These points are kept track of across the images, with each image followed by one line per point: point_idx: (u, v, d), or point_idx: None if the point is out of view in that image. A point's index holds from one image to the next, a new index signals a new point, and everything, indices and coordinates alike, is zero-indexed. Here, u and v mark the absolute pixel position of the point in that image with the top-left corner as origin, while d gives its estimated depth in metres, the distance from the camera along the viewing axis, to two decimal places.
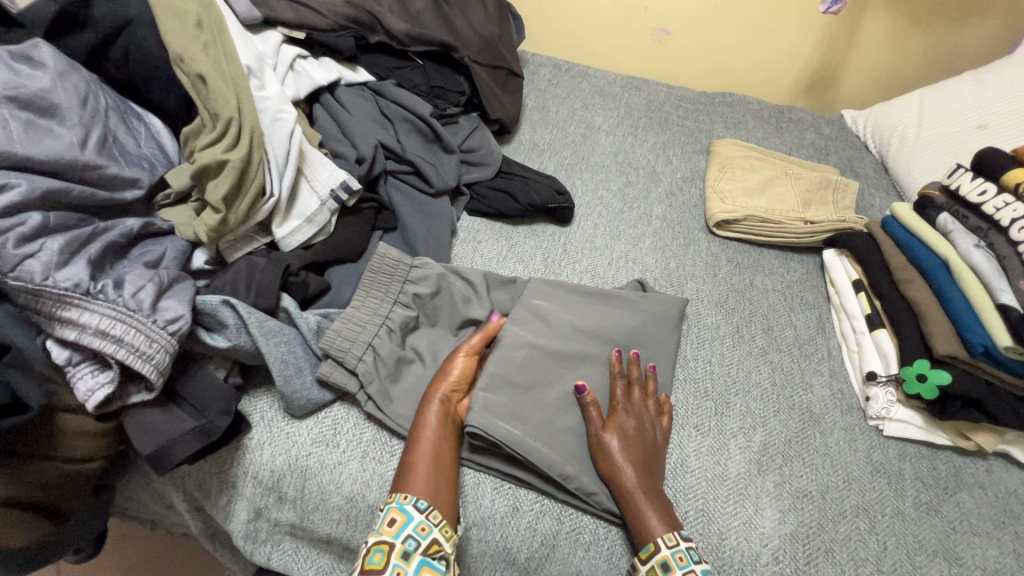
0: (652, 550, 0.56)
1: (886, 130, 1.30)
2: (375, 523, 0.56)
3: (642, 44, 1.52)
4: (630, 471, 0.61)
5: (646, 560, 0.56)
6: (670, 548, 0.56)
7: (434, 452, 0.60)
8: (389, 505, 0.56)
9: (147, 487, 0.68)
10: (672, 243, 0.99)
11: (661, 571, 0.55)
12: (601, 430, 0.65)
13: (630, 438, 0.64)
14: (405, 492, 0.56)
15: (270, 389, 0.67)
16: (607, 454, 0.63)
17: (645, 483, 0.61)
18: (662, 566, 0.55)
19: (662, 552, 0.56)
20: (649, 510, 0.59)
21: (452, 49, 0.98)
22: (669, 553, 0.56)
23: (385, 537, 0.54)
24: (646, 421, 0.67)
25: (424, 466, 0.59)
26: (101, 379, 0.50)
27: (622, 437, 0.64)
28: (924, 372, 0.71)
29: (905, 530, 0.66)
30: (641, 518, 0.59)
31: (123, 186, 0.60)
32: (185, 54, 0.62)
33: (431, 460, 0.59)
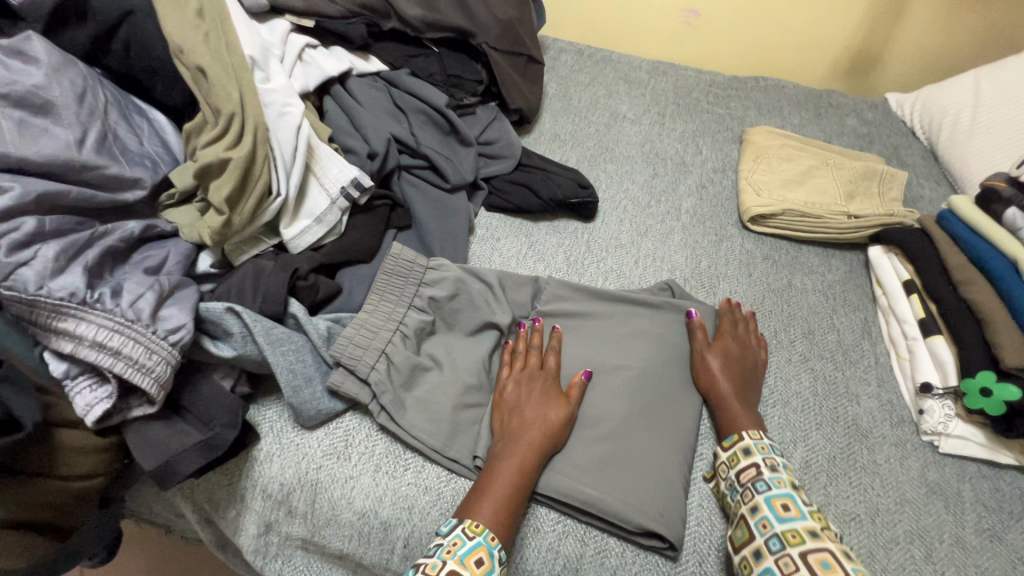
0: (735, 440, 0.63)
1: (936, 114, 1.20)
2: (454, 545, 0.51)
3: (669, 26, 1.44)
4: (724, 386, 0.67)
5: (728, 448, 0.63)
6: (754, 440, 0.62)
7: (515, 488, 0.56)
8: (475, 538, 0.52)
9: (157, 496, 0.66)
10: (703, 239, 0.93)
11: (742, 455, 0.61)
12: (706, 351, 0.70)
13: (733, 360, 0.69)
14: (491, 532, 0.53)
15: (280, 398, 0.64)
16: (710, 372, 0.68)
17: (740, 394, 0.67)
18: (744, 451, 0.61)
19: (744, 441, 0.62)
20: (739, 412, 0.66)
21: (469, 35, 0.93)
22: (753, 442, 0.62)
23: (466, 573, 0.50)
24: (748, 346, 0.72)
25: (504, 505, 0.55)
26: (99, 393, 0.48)
27: (726, 357, 0.69)
28: (988, 386, 0.64)
29: (966, 559, 0.60)
30: (731, 419, 0.65)
31: (125, 186, 0.57)
32: (184, 46, 0.58)
33: (508, 497, 0.55)
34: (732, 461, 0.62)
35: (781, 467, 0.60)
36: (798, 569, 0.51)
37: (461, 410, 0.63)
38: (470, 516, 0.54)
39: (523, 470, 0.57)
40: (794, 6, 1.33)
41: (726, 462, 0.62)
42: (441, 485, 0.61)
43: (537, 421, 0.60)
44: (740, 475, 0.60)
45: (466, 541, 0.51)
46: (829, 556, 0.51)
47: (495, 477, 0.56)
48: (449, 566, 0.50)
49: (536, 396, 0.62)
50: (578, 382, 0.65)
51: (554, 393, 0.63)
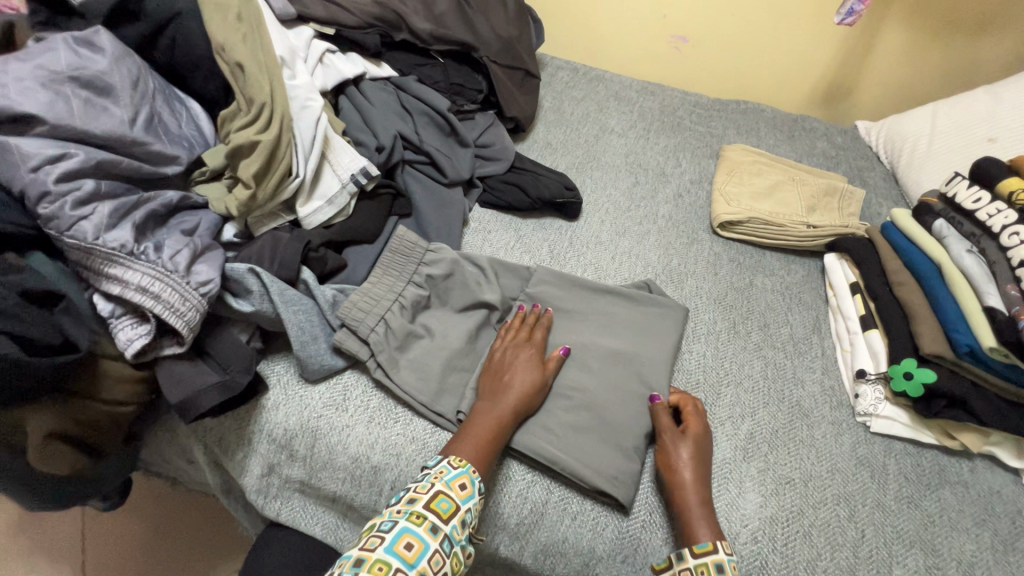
0: (708, 548, 0.59)
1: (897, 141, 1.31)
2: (441, 472, 0.59)
3: (659, 50, 1.56)
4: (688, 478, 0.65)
5: (699, 555, 0.59)
6: (726, 553, 0.59)
7: (495, 433, 0.64)
8: (459, 468, 0.60)
9: (171, 440, 0.74)
10: (676, 241, 1.03)
11: (714, 568, 0.58)
12: (677, 442, 0.68)
13: (701, 455, 0.67)
14: (472, 465, 0.61)
15: (288, 355, 0.72)
16: (681, 467, 0.66)
17: (705, 499, 0.64)
18: (717, 565, 0.58)
19: (719, 554, 0.59)
20: (704, 520, 0.62)
21: (472, 49, 1.04)
22: (726, 558, 0.59)
23: (451, 493, 0.58)
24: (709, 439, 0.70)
25: (484, 445, 0.63)
26: (139, 330, 0.56)
27: (696, 452, 0.67)
28: (911, 370, 0.73)
29: (884, 520, 0.68)
30: (690, 523, 0.62)
31: (165, 162, 0.66)
32: (226, 44, 0.67)
33: (488, 440, 0.63)
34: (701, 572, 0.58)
35: None
36: None
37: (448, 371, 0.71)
38: (454, 453, 0.62)
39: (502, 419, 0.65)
40: (773, 38, 1.45)
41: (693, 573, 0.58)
42: (427, 436, 0.69)
43: (518, 381, 0.68)
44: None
45: (451, 470, 0.60)
46: None
47: (478, 423, 0.64)
48: (437, 487, 0.58)
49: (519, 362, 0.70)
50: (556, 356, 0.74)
51: (536, 359, 0.72)
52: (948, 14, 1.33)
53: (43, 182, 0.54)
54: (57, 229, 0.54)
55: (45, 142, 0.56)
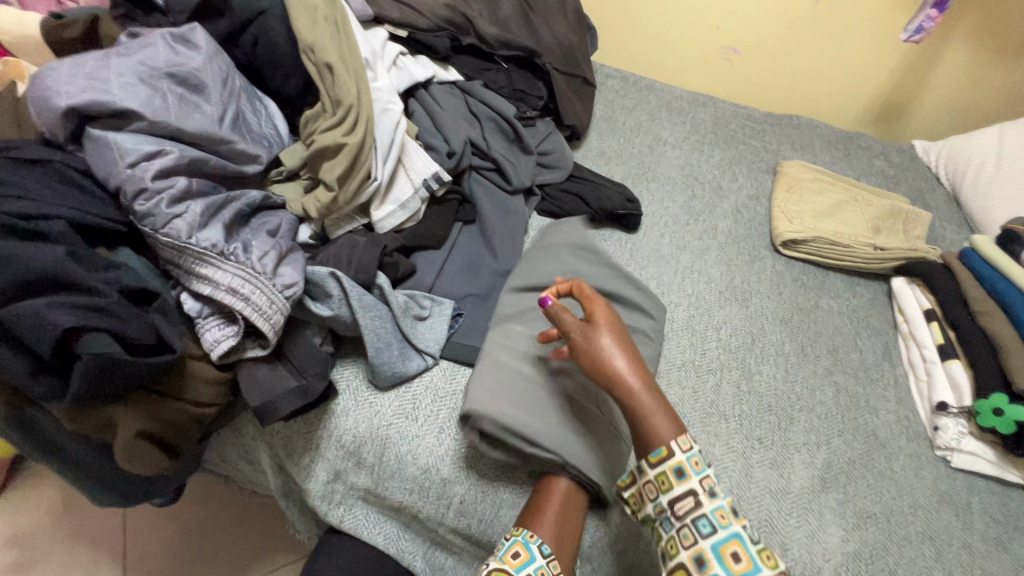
0: (664, 455, 0.55)
1: (960, 162, 1.27)
2: (497, 549, 0.57)
3: (710, 61, 1.53)
4: (629, 385, 0.58)
5: (656, 464, 0.56)
6: (685, 452, 0.55)
7: (561, 503, 0.61)
8: (513, 537, 0.57)
9: (235, 441, 0.73)
10: (737, 258, 1.00)
11: (676, 477, 0.55)
12: (589, 334, 0.61)
13: (626, 352, 0.60)
14: (529, 531, 0.57)
15: (357, 360, 0.71)
16: (596, 359, 0.59)
17: (644, 384, 0.59)
18: (676, 469, 0.55)
19: (675, 457, 0.55)
20: (655, 413, 0.57)
21: (536, 55, 1.02)
22: (684, 458, 0.55)
23: (505, 566, 0.55)
24: (620, 331, 0.62)
25: (555, 516, 0.59)
26: (226, 332, 0.55)
27: (615, 343, 0.60)
28: (1001, 406, 0.70)
29: (972, 563, 0.65)
30: (648, 427, 0.57)
31: (247, 160, 0.65)
32: (314, 44, 0.67)
33: (557, 509, 0.60)
34: (637, 502, 0.58)
35: (721, 494, 0.54)
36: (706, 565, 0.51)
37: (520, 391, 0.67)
38: (524, 526, 0.58)
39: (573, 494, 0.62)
40: (830, 52, 1.41)
41: (655, 483, 0.56)
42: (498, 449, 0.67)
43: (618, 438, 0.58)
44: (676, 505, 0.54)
45: (505, 542, 0.57)
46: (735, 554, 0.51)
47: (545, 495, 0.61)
48: (491, 564, 0.55)
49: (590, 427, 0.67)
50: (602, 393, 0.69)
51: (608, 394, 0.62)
52: (1015, 35, 1.29)
53: (141, 179, 0.53)
54: (152, 225, 0.54)
55: (143, 138, 0.56)
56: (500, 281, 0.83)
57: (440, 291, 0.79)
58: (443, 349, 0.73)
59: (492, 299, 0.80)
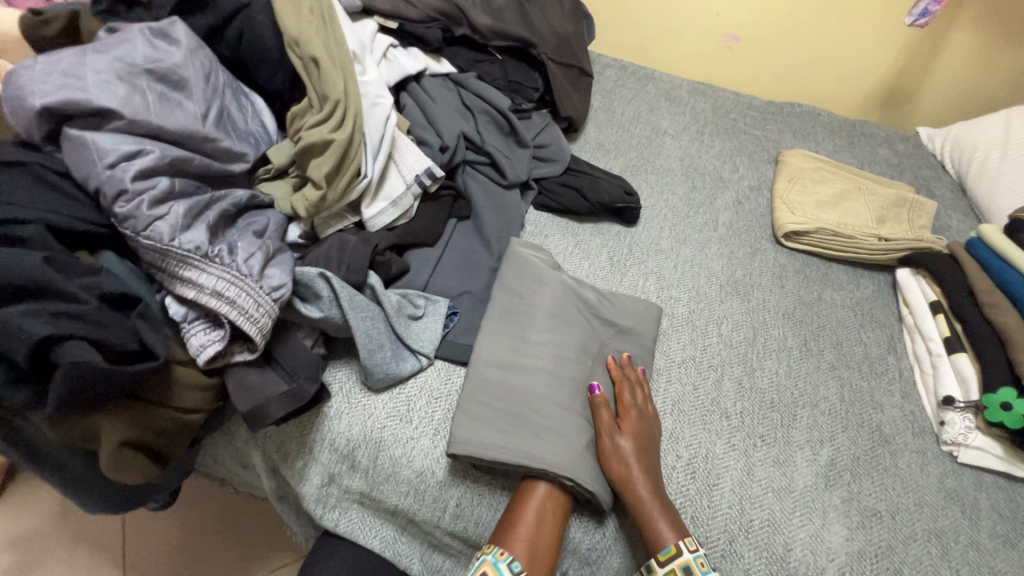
0: (673, 554, 0.57)
1: (967, 150, 1.25)
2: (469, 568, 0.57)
3: (710, 50, 1.50)
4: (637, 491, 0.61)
5: (665, 562, 0.56)
6: (691, 552, 0.57)
7: (538, 514, 0.59)
8: (485, 555, 0.57)
9: (228, 445, 0.72)
10: (739, 251, 0.98)
11: (683, 575, 0.56)
12: (615, 436, 0.64)
13: (642, 448, 0.64)
14: (501, 548, 0.57)
15: (350, 361, 0.69)
16: (620, 460, 0.62)
17: (654, 491, 0.61)
18: (684, 568, 0.56)
19: (683, 556, 0.56)
20: (657, 515, 0.59)
21: (530, 45, 1.00)
22: (691, 557, 0.57)
23: None
24: (653, 432, 0.67)
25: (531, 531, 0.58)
26: (212, 336, 0.54)
27: (636, 443, 0.64)
28: (1009, 401, 0.68)
29: (979, 560, 0.64)
30: (650, 526, 0.59)
31: (233, 159, 0.64)
32: (299, 38, 0.65)
33: (534, 522, 0.58)
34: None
35: None
36: None
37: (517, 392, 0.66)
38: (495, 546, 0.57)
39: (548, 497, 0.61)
40: (833, 38, 1.38)
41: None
42: None
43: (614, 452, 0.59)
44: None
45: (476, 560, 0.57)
46: None
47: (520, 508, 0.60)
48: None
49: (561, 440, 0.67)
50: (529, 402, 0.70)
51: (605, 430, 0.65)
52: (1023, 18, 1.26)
53: (120, 180, 0.51)
54: (133, 228, 0.52)
55: (122, 137, 0.54)
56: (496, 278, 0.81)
57: (434, 290, 0.77)
58: (438, 349, 0.72)
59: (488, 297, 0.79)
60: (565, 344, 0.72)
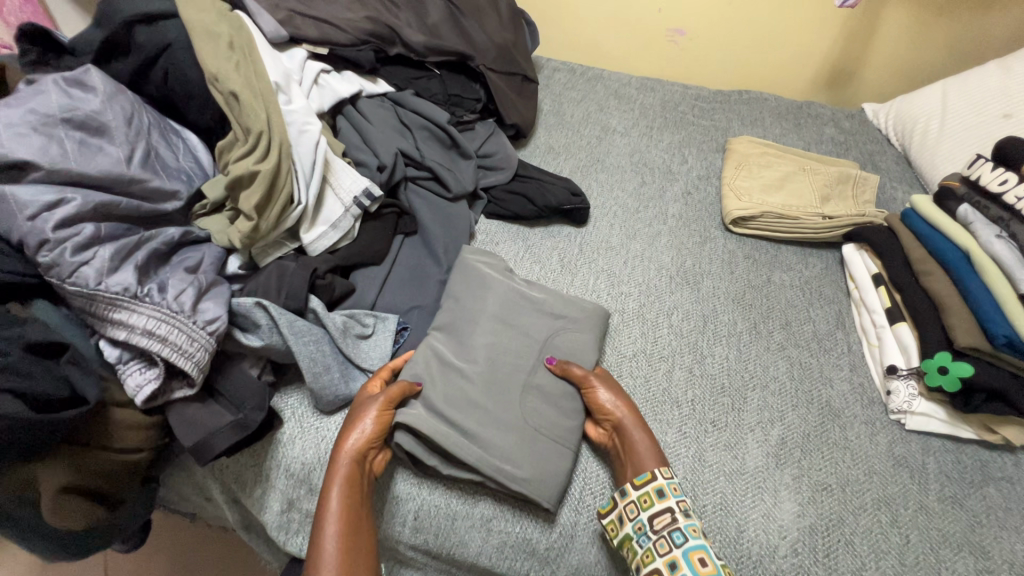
0: (647, 478, 0.61)
1: (908, 122, 1.27)
2: None
3: (656, 45, 1.53)
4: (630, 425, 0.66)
5: (640, 486, 0.61)
6: (666, 478, 0.62)
7: (346, 509, 0.58)
8: None
9: (188, 479, 0.72)
10: (688, 241, 1.00)
11: (656, 496, 0.60)
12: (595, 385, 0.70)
13: (621, 394, 0.70)
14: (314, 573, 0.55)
15: (301, 387, 0.70)
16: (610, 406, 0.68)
17: (638, 428, 0.66)
18: (658, 491, 0.61)
19: (658, 480, 0.61)
20: (643, 449, 0.64)
21: (467, 58, 1.02)
22: (665, 482, 0.61)
23: None
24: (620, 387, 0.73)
25: (342, 535, 0.57)
26: (148, 375, 0.54)
27: (615, 392, 0.69)
28: (946, 364, 0.70)
29: (929, 524, 0.65)
30: (635, 456, 0.64)
31: (165, 197, 0.65)
32: (218, 73, 0.66)
33: (341, 522, 0.58)
34: (613, 530, 0.61)
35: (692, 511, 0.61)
36: (666, 550, 0.57)
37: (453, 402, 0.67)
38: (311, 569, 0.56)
39: (351, 481, 0.59)
40: (772, 24, 1.41)
41: (638, 504, 0.60)
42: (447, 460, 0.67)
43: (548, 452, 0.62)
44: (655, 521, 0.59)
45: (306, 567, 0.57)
46: (676, 557, 0.57)
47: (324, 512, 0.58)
48: None
49: (364, 410, 0.63)
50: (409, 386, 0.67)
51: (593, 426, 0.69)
52: None
53: (42, 230, 0.52)
54: (58, 276, 0.53)
55: (43, 187, 0.55)
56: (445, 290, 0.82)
57: (383, 307, 0.78)
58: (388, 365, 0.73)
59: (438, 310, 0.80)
60: (514, 349, 0.73)
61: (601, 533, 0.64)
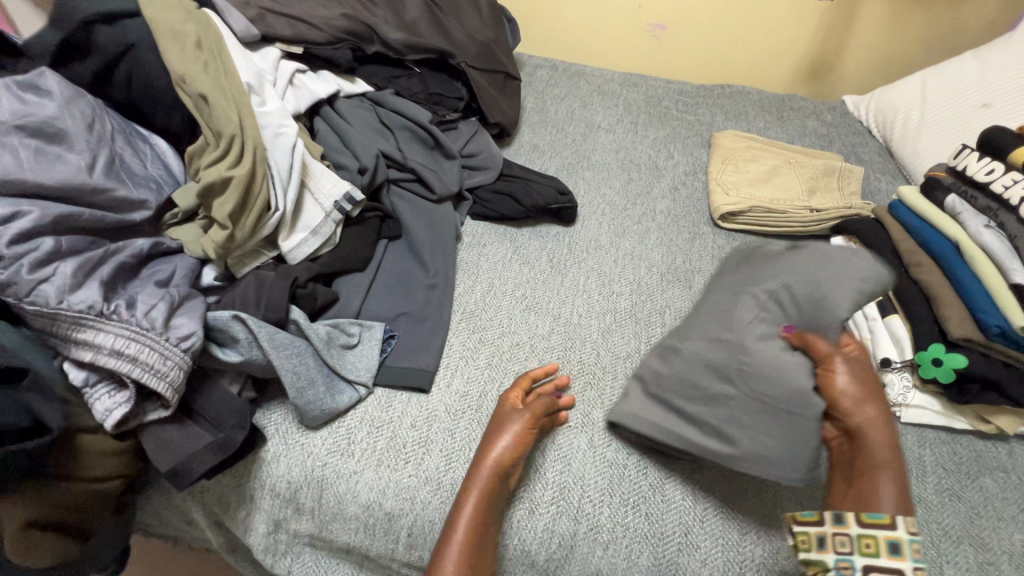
0: (884, 523, 0.54)
1: (888, 113, 1.28)
2: None
3: (638, 40, 1.51)
4: (868, 408, 0.60)
5: (867, 525, 0.54)
6: (908, 534, 0.53)
7: (483, 514, 0.58)
8: None
9: (166, 503, 0.69)
10: (678, 237, 0.99)
11: (889, 548, 0.53)
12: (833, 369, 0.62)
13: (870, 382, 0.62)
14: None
15: (284, 401, 0.67)
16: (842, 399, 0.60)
17: (880, 452, 0.58)
18: (891, 544, 0.53)
19: (896, 531, 0.53)
20: (883, 491, 0.56)
21: (448, 56, 0.99)
22: (904, 537, 0.53)
23: None
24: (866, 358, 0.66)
25: (468, 546, 0.56)
26: (118, 398, 0.51)
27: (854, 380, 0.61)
28: (939, 356, 0.70)
29: (929, 517, 0.65)
30: (872, 492, 0.56)
31: (132, 207, 0.61)
32: (185, 75, 0.63)
33: (474, 528, 0.57)
34: (806, 543, 0.55)
35: None
36: None
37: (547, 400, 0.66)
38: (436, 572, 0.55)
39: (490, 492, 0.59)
40: (754, 17, 1.41)
41: (857, 544, 0.53)
42: (441, 474, 0.64)
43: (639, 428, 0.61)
44: (870, 571, 0.52)
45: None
46: None
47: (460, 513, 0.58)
48: None
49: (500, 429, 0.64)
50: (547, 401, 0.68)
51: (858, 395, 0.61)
52: None
53: None
54: (16, 294, 0.49)
55: None
56: (433, 295, 0.80)
57: (369, 315, 0.76)
58: (376, 376, 0.70)
59: (427, 317, 0.77)
60: (755, 321, 0.66)
61: (602, 543, 0.61)
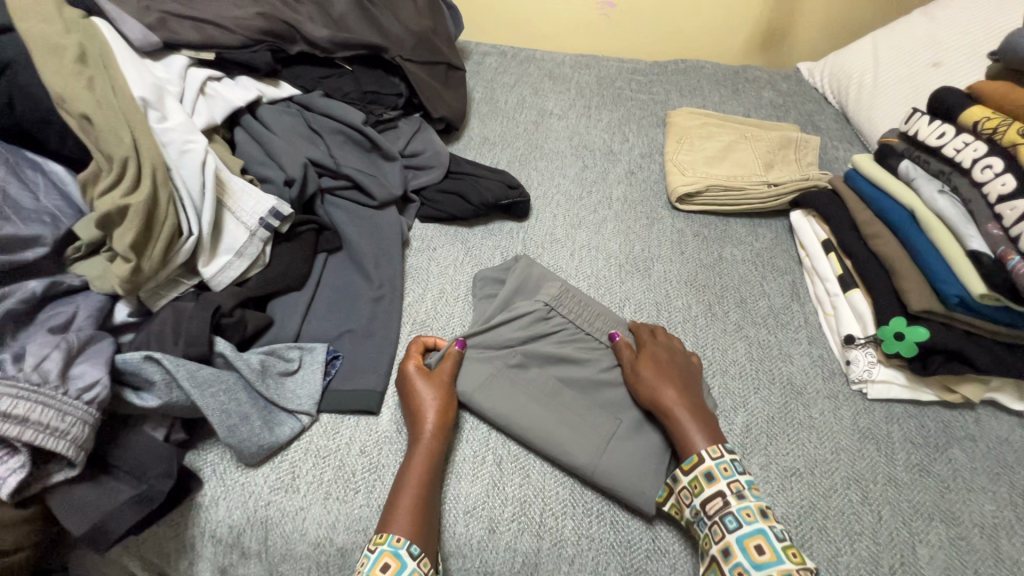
0: (695, 461, 0.59)
1: (842, 78, 1.26)
2: (363, 564, 0.53)
3: (588, 20, 1.46)
4: (653, 373, 0.66)
5: (689, 471, 0.59)
6: (714, 459, 0.59)
7: (426, 471, 0.59)
8: (378, 549, 0.53)
9: (101, 558, 0.64)
10: (635, 224, 0.96)
11: (705, 480, 0.58)
12: (636, 364, 0.68)
13: (663, 365, 0.67)
14: (396, 536, 0.54)
15: (220, 440, 0.62)
16: (645, 382, 0.66)
17: (683, 400, 0.64)
18: (707, 475, 0.58)
19: (704, 463, 0.59)
20: (692, 427, 0.62)
21: (381, 50, 0.93)
22: (713, 464, 0.59)
23: None
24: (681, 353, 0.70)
25: (418, 507, 0.56)
26: (12, 464, 0.46)
27: (656, 364, 0.67)
28: (901, 330, 0.69)
29: (899, 496, 0.63)
30: (682, 434, 0.62)
31: (22, 246, 0.55)
32: (66, 95, 0.57)
33: (418, 488, 0.57)
34: (694, 488, 0.58)
35: (747, 492, 0.57)
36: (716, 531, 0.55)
37: (531, 402, 0.66)
38: (390, 530, 0.54)
39: (686, 396, 0.65)
40: None
41: (690, 489, 0.59)
42: None
43: (681, 361, 0.69)
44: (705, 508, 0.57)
45: (371, 556, 0.53)
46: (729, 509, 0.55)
47: (409, 473, 0.58)
48: None
49: (421, 389, 0.64)
50: (453, 353, 0.68)
51: (673, 370, 0.67)
52: None
53: None
54: None
55: None
56: (379, 308, 0.75)
57: (309, 337, 0.71)
58: (321, 402, 0.66)
59: (373, 333, 0.73)
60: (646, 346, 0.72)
61: (567, 559, 0.58)
